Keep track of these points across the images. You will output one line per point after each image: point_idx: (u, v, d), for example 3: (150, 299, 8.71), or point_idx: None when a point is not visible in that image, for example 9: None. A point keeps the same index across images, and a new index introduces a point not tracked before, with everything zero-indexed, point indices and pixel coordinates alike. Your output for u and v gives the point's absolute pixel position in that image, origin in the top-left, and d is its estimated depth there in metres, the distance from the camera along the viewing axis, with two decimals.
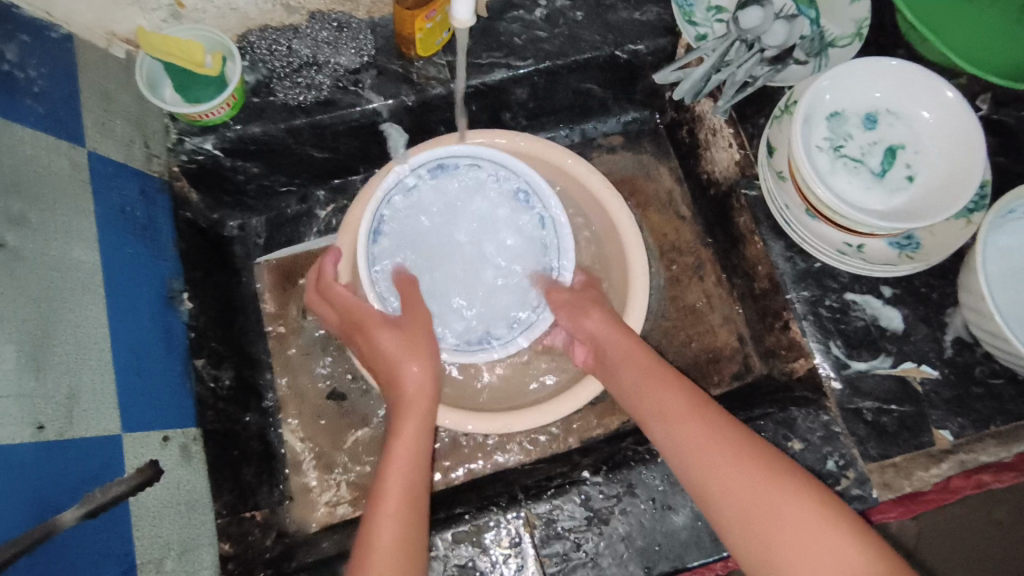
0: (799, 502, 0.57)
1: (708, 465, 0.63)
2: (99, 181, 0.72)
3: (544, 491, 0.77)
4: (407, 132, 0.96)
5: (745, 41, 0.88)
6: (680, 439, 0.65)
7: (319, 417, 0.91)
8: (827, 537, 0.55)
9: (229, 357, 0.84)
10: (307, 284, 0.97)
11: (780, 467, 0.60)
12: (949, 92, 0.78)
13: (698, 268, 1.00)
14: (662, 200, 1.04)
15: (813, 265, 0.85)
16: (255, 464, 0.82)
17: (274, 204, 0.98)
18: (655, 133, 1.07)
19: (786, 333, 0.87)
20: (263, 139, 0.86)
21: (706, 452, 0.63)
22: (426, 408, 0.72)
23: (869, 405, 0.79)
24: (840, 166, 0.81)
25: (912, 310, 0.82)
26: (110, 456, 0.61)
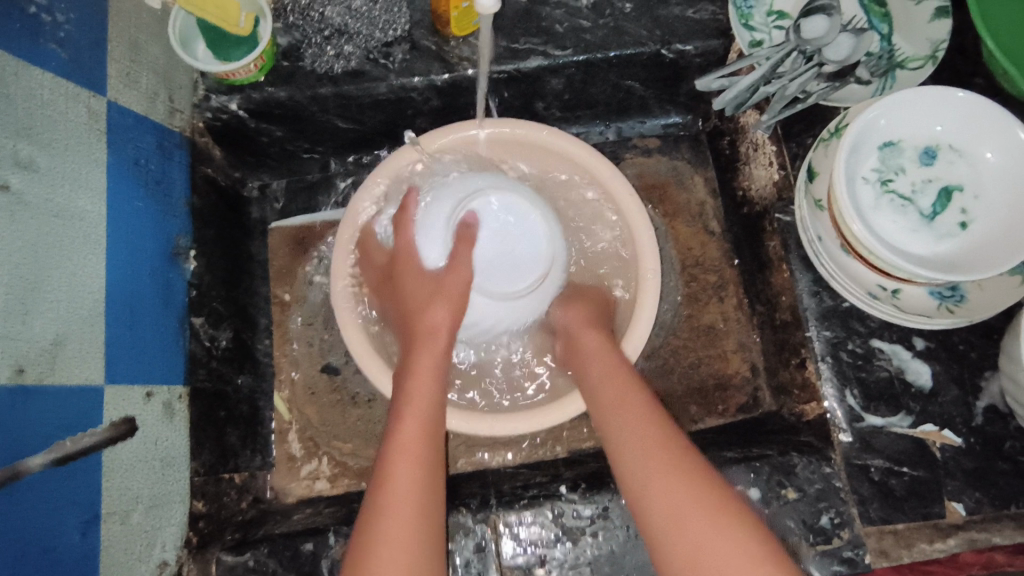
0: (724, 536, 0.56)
1: (632, 458, 0.64)
2: (117, 131, 0.72)
3: (516, 500, 0.75)
4: (435, 112, 0.93)
5: (804, 53, 0.81)
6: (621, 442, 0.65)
7: (310, 389, 0.91)
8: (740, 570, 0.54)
9: (229, 319, 0.85)
10: (317, 255, 0.96)
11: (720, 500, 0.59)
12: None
13: (719, 288, 0.95)
14: (692, 212, 0.99)
15: (841, 304, 0.79)
16: (241, 427, 0.83)
17: (297, 171, 0.98)
18: (695, 139, 1.01)
19: (801, 372, 0.81)
20: (288, 105, 0.85)
21: (637, 446, 0.64)
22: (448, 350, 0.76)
23: (879, 464, 0.73)
24: (885, 202, 0.74)
25: (944, 368, 0.75)
26: (90, 407, 0.62)
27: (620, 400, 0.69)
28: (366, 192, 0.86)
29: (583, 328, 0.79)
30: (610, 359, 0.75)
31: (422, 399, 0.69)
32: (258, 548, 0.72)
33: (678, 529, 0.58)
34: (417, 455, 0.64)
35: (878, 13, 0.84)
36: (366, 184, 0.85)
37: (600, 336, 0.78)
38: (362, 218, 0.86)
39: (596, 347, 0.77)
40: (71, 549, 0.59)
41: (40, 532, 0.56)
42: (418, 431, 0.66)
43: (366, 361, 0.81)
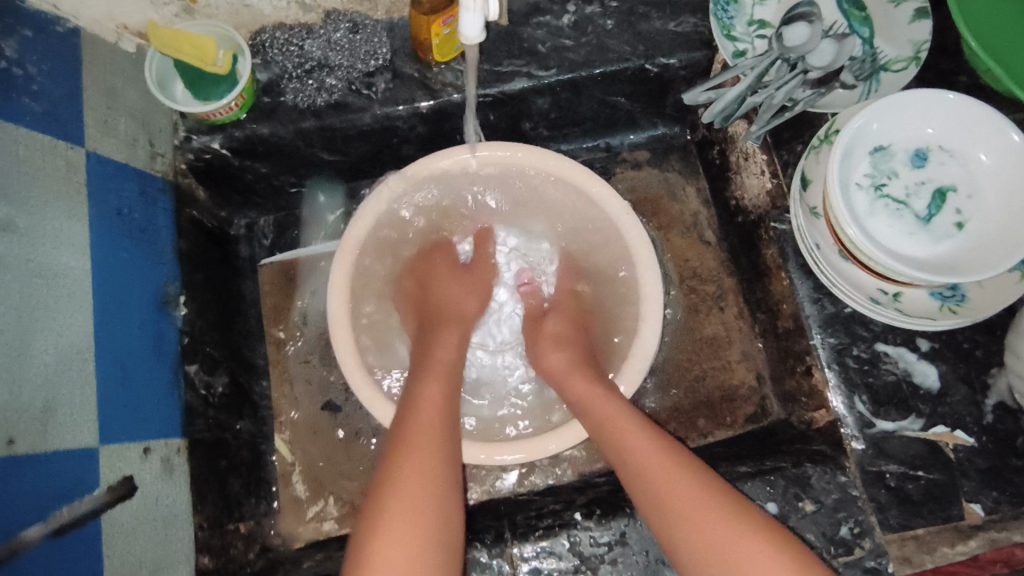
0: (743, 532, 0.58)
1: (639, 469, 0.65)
2: (97, 182, 0.70)
3: (532, 531, 0.73)
4: (421, 139, 0.92)
5: (788, 61, 0.82)
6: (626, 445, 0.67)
7: (312, 428, 0.89)
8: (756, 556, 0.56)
9: (225, 363, 0.83)
10: (311, 289, 0.94)
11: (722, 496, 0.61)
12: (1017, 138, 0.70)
13: (718, 298, 0.94)
14: (686, 223, 0.98)
15: (843, 309, 0.79)
16: (243, 474, 0.81)
17: (284, 206, 0.96)
18: (684, 149, 1.01)
19: (807, 379, 0.81)
20: (272, 141, 0.84)
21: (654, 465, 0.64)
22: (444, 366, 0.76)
23: (894, 469, 0.73)
24: (880, 207, 0.74)
25: (951, 368, 0.75)
26: (85, 472, 0.60)
27: (637, 425, 0.68)
28: (353, 230, 0.82)
29: (552, 351, 0.82)
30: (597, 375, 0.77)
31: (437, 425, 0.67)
32: None
33: (699, 534, 0.59)
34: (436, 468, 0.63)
35: (858, 17, 0.83)
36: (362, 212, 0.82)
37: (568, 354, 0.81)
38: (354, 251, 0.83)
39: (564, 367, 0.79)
40: None
41: None
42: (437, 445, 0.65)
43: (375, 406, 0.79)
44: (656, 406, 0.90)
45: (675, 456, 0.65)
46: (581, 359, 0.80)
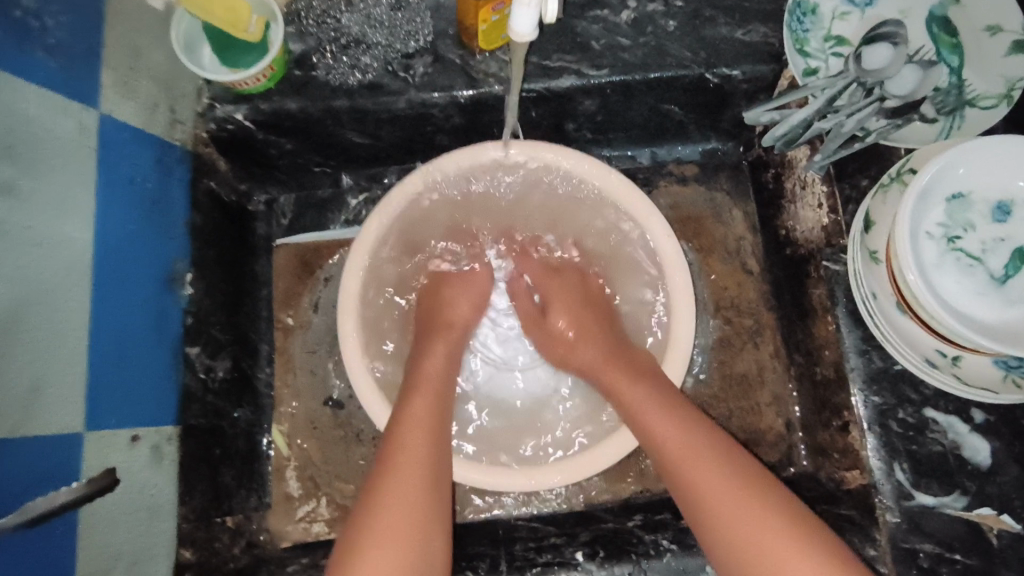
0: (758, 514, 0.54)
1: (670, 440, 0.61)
2: (110, 147, 0.66)
3: (529, 566, 0.70)
4: (456, 130, 0.86)
5: (863, 85, 0.75)
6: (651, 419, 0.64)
7: (311, 423, 0.85)
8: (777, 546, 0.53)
9: (229, 346, 0.79)
10: (325, 276, 0.90)
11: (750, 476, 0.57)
12: None
13: (754, 333, 0.88)
14: (728, 248, 0.91)
15: (893, 366, 0.72)
16: (236, 465, 0.78)
17: (307, 185, 0.92)
18: (735, 168, 0.94)
19: (843, 435, 0.75)
20: (299, 117, 0.79)
21: (685, 458, 0.59)
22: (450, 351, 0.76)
23: (929, 549, 0.67)
24: (951, 261, 0.67)
25: (1006, 445, 0.68)
26: (66, 457, 0.57)
27: (665, 415, 0.63)
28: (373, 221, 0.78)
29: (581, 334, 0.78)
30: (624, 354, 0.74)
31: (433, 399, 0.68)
32: None
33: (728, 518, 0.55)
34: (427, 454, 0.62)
35: (948, 43, 0.74)
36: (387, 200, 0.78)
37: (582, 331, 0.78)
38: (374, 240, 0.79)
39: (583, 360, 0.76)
40: None
41: None
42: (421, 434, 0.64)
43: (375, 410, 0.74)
44: None
45: (711, 449, 0.60)
46: (615, 350, 0.75)
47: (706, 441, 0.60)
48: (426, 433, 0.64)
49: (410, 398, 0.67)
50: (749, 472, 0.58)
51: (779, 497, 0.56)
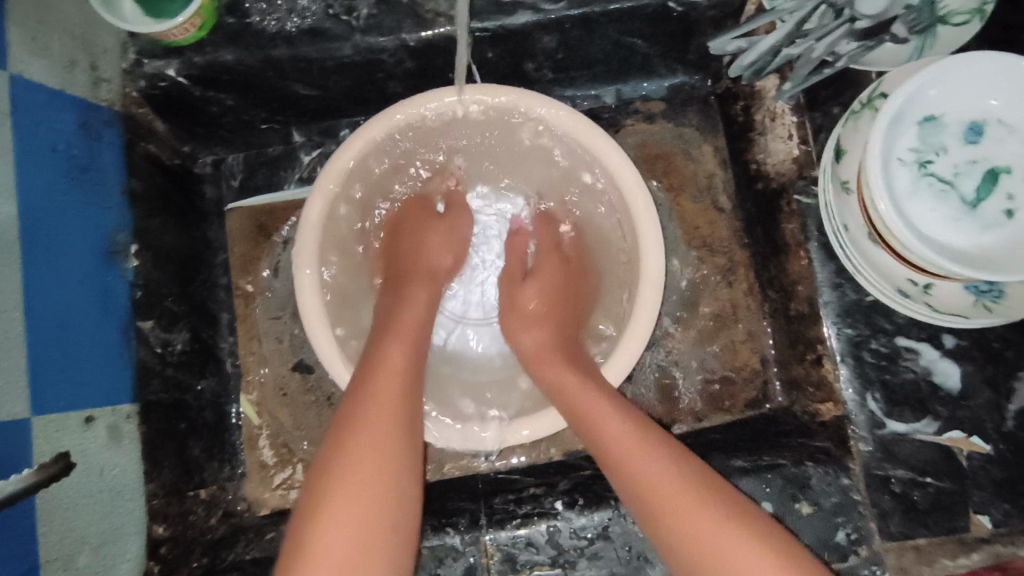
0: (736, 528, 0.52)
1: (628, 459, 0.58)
2: (26, 112, 0.60)
3: (509, 519, 0.69)
4: (409, 76, 0.81)
5: (833, 7, 0.72)
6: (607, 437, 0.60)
7: (281, 389, 0.82)
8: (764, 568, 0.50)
9: (185, 317, 0.76)
10: (283, 239, 0.86)
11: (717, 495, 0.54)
12: None
13: (728, 272, 0.86)
14: (699, 186, 0.89)
15: (866, 298, 0.72)
16: (204, 438, 0.76)
17: (255, 143, 0.86)
18: (704, 102, 0.90)
19: (818, 368, 0.74)
20: (237, 70, 0.73)
21: (655, 492, 0.55)
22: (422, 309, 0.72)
23: (901, 475, 0.68)
24: (923, 186, 0.65)
25: (977, 369, 0.69)
26: (15, 445, 0.54)
27: (637, 438, 0.59)
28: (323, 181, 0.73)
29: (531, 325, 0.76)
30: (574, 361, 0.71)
31: (412, 344, 0.66)
32: None
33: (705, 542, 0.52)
34: (399, 399, 0.60)
35: None
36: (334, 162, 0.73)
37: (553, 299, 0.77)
38: (321, 218, 0.74)
39: (540, 344, 0.74)
40: None
41: None
42: (398, 383, 0.61)
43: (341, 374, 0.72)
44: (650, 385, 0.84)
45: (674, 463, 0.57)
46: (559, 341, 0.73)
47: (685, 467, 0.56)
48: (382, 421, 0.58)
49: (384, 340, 0.65)
50: (744, 508, 0.54)
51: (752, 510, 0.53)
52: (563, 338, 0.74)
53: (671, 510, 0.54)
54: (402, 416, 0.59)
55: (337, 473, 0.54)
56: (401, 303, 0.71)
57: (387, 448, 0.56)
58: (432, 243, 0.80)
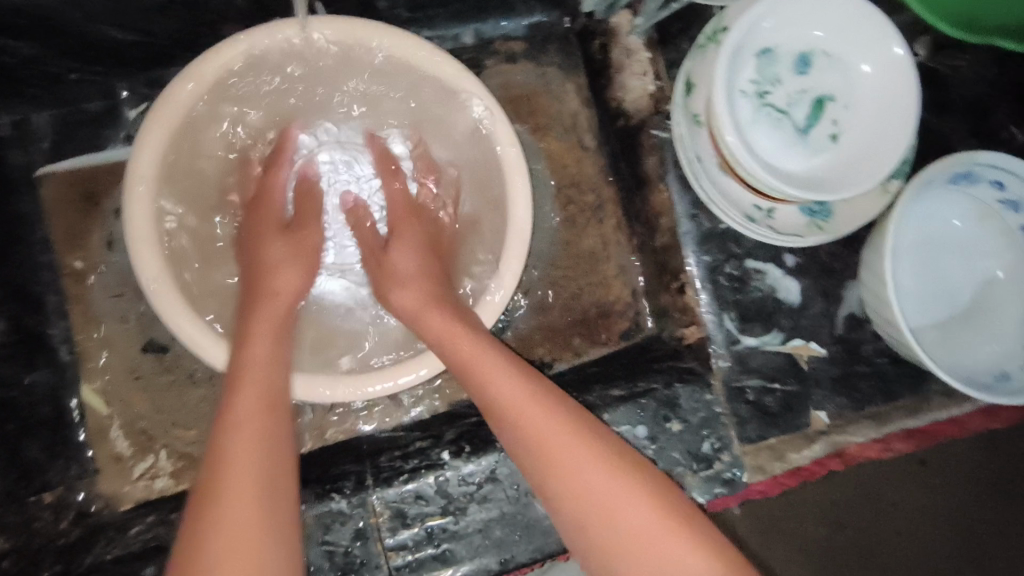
0: (641, 507, 0.50)
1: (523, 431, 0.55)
2: None
3: (396, 475, 0.68)
4: (244, 16, 0.73)
5: None
6: (508, 414, 0.56)
7: (134, 372, 0.74)
8: (668, 546, 0.48)
9: (4, 304, 0.66)
10: (114, 207, 0.76)
11: (622, 464, 0.52)
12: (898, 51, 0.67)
13: (596, 209, 0.88)
14: (563, 125, 0.89)
15: (719, 226, 0.76)
16: (43, 437, 0.67)
17: (65, 97, 0.74)
18: (563, 41, 0.90)
19: (681, 296, 0.79)
20: (28, 10, 0.62)
21: (566, 471, 0.52)
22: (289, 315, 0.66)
23: (754, 384, 0.74)
24: (763, 117, 0.69)
25: (812, 282, 0.76)
26: None
27: (548, 418, 0.54)
28: (152, 131, 0.66)
29: (401, 287, 0.70)
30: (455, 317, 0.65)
31: (262, 387, 0.57)
32: None
33: (612, 525, 0.49)
34: (258, 445, 0.52)
35: None
36: (170, 95, 0.66)
37: (416, 290, 0.69)
38: (157, 170, 0.67)
39: (417, 304, 0.68)
40: None
41: None
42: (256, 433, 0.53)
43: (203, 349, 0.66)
44: (529, 327, 0.86)
45: (580, 439, 0.53)
46: (438, 294, 0.69)
47: (591, 445, 0.53)
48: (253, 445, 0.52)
49: (235, 397, 0.56)
50: (656, 487, 0.51)
51: (653, 479, 0.52)
52: (439, 292, 0.69)
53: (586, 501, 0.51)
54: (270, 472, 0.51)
55: (201, 538, 0.46)
56: (253, 356, 0.60)
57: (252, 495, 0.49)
58: (275, 252, 0.72)
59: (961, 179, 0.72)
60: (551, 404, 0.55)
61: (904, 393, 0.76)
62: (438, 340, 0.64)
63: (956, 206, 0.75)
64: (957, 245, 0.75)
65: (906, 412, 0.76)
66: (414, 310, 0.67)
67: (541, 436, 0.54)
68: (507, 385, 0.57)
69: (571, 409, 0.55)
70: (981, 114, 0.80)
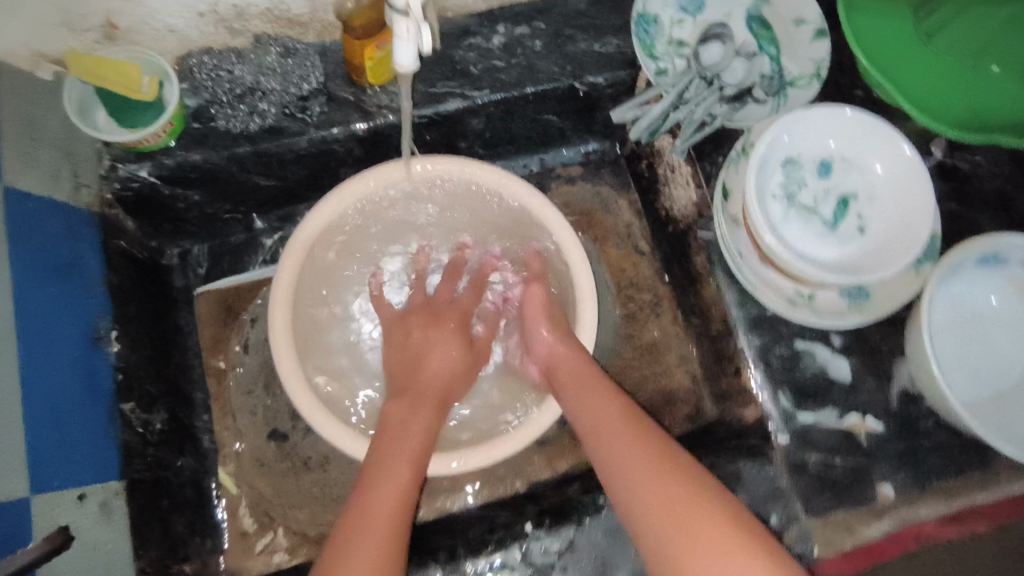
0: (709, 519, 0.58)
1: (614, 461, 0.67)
2: (18, 218, 0.67)
3: (485, 546, 0.77)
4: (358, 162, 0.92)
5: (704, 78, 0.90)
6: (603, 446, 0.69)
7: (259, 460, 0.87)
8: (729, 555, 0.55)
9: (163, 399, 0.80)
10: (250, 317, 0.92)
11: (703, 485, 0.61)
12: (909, 150, 0.77)
13: (655, 305, 0.98)
14: (619, 235, 1.02)
15: (766, 311, 0.84)
16: (187, 514, 0.79)
17: (217, 233, 0.94)
18: (614, 165, 1.05)
19: (738, 378, 0.87)
20: (204, 167, 0.82)
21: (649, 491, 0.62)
22: (433, 394, 0.80)
23: (815, 458, 0.80)
24: (793, 215, 0.80)
25: (862, 360, 0.82)
26: (16, 522, 0.58)
27: (635, 443, 0.66)
28: (291, 252, 0.81)
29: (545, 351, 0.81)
30: (588, 369, 0.77)
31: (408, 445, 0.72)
32: None
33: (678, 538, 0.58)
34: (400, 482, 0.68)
35: (766, 37, 0.94)
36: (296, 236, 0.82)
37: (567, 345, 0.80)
38: (291, 284, 0.81)
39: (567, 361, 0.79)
40: None
41: None
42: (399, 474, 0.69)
43: (327, 430, 0.78)
44: None
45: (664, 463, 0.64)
46: (581, 354, 0.79)
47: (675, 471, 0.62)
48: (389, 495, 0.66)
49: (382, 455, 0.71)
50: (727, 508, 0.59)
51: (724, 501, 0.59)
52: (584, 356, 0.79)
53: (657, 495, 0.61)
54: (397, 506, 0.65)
55: None
56: (404, 419, 0.75)
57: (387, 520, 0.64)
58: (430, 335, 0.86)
59: (990, 260, 0.80)
60: (652, 438, 0.67)
61: (971, 466, 0.78)
62: (571, 390, 0.76)
63: (992, 284, 0.81)
64: (998, 320, 0.80)
65: (975, 487, 0.77)
66: (563, 368, 0.78)
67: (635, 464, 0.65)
68: (616, 422, 0.70)
69: (661, 445, 0.66)
70: (1005, 199, 0.88)
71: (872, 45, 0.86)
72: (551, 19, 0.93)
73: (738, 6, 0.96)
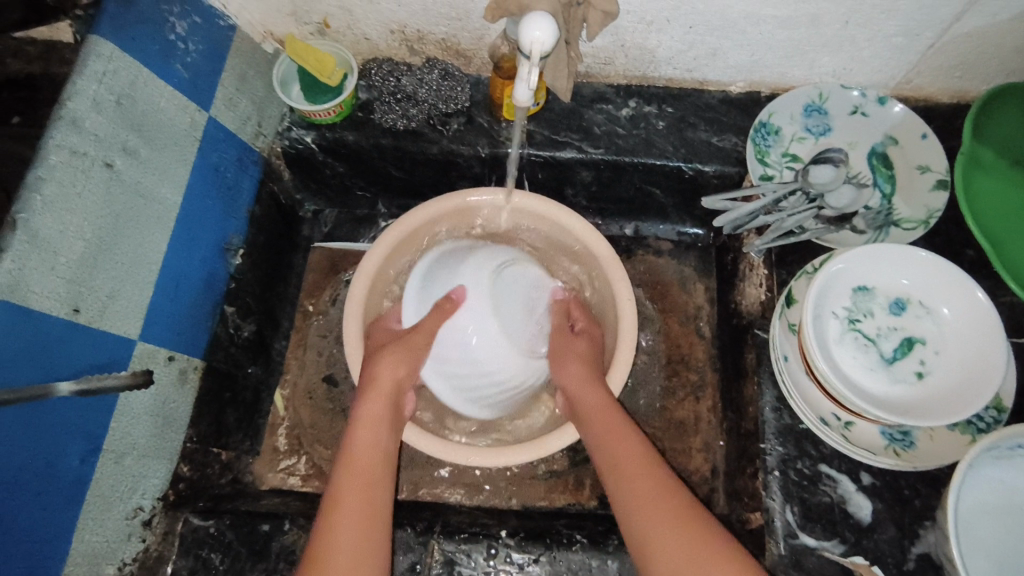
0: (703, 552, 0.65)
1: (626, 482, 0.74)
2: (208, 141, 0.86)
3: (458, 533, 0.80)
4: (476, 177, 1.06)
5: (807, 195, 0.91)
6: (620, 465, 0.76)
7: (309, 393, 1.01)
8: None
9: (257, 313, 0.97)
10: (348, 278, 1.08)
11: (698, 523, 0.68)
12: (982, 296, 0.76)
13: (698, 387, 1.02)
14: (687, 313, 1.07)
15: (799, 424, 0.84)
16: (240, 411, 0.93)
17: (347, 203, 1.12)
18: (704, 250, 1.11)
19: (752, 481, 0.86)
20: (353, 147, 1.00)
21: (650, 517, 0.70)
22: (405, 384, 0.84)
23: None
24: (850, 339, 0.80)
25: (886, 507, 0.79)
26: (120, 354, 0.73)
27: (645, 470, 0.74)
28: (385, 239, 0.93)
29: (563, 363, 0.87)
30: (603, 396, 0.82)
31: (376, 454, 0.77)
32: (222, 518, 0.79)
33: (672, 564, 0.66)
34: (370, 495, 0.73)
35: (884, 173, 0.97)
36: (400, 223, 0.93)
37: (583, 365, 0.85)
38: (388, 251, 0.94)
39: (579, 378, 0.85)
40: (68, 472, 0.67)
41: (51, 451, 0.65)
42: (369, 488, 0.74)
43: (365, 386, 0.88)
44: None
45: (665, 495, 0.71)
46: (591, 371, 0.85)
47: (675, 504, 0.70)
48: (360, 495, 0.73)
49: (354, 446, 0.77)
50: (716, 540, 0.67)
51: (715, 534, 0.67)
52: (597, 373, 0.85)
53: (642, 494, 0.72)
54: (369, 523, 0.70)
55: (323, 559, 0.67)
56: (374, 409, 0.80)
57: (354, 531, 0.69)
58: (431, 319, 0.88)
59: None
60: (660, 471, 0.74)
61: None
62: (589, 412, 0.81)
63: None
64: None
65: None
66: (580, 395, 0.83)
67: (640, 497, 0.72)
68: (633, 451, 0.77)
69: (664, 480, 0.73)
70: None
71: (978, 200, 0.88)
72: (680, 106, 1.02)
73: (866, 139, 0.98)
